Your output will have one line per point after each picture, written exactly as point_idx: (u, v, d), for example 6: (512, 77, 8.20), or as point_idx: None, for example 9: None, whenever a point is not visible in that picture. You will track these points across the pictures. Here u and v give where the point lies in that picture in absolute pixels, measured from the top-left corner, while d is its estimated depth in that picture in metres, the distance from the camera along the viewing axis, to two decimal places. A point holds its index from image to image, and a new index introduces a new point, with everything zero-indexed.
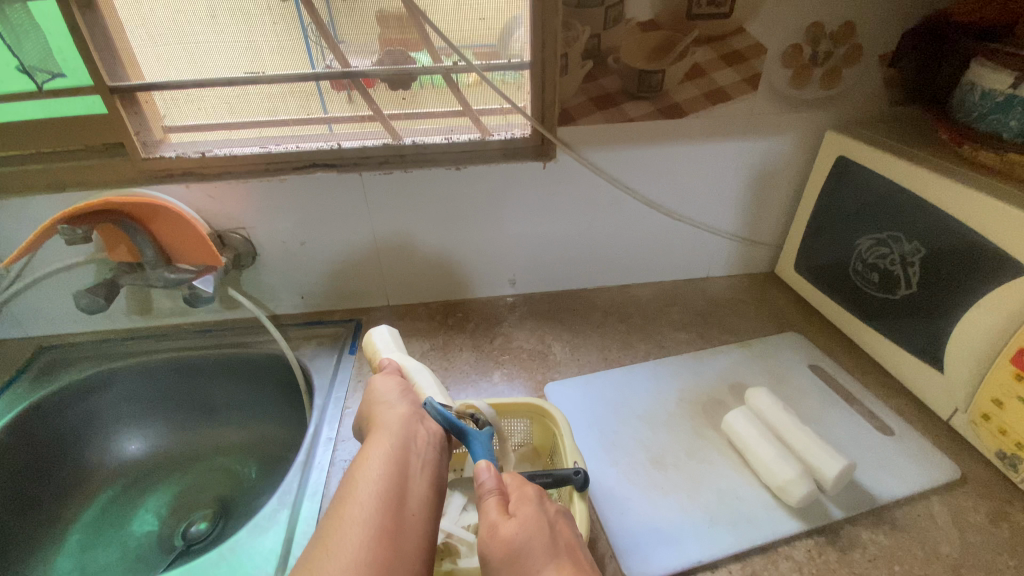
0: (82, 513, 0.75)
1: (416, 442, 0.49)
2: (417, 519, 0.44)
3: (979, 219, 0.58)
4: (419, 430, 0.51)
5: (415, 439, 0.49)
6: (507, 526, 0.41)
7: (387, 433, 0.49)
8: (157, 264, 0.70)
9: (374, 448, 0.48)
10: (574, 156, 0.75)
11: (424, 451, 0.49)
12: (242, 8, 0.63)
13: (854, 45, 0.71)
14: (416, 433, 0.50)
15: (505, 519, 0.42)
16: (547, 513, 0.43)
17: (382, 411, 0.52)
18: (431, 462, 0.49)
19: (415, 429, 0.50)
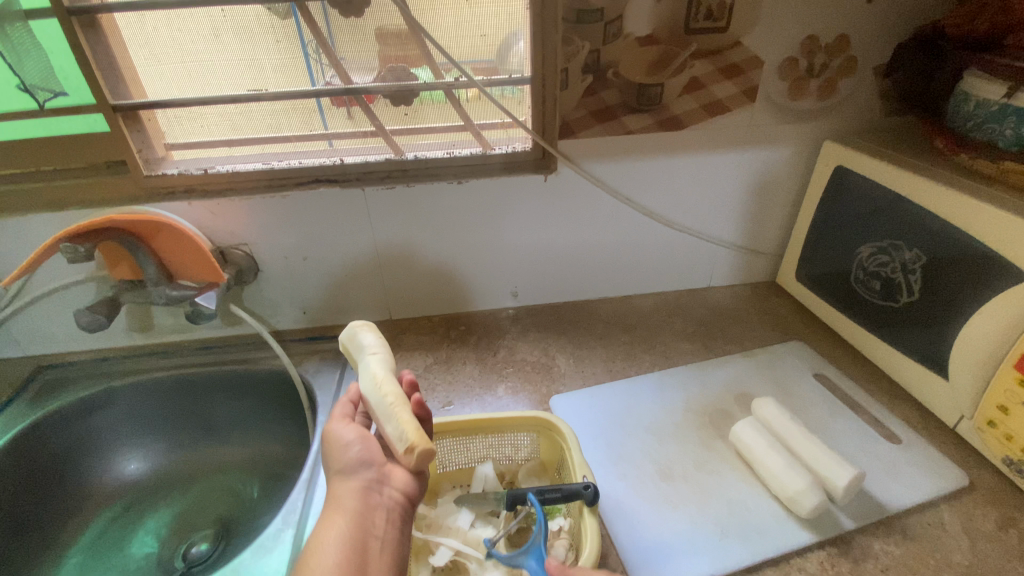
0: (80, 536, 0.74)
1: (376, 517, 0.48)
2: None
3: (978, 226, 0.59)
4: (379, 501, 0.49)
5: (374, 514, 0.48)
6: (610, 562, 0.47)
7: (344, 509, 0.48)
8: (159, 281, 0.69)
9: (333, 525, 0.46)
10: (575, 168, 0.76)
11: (384, 530, 0.48)
12: (245, 28, 0.63)
13: (847, 58, 0.73)
14: (375, 507, 0.49)
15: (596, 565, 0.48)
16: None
17: (339, 480, 0.50)
18: (392, 537, 0.48)
19: (374, 503, 0.49)
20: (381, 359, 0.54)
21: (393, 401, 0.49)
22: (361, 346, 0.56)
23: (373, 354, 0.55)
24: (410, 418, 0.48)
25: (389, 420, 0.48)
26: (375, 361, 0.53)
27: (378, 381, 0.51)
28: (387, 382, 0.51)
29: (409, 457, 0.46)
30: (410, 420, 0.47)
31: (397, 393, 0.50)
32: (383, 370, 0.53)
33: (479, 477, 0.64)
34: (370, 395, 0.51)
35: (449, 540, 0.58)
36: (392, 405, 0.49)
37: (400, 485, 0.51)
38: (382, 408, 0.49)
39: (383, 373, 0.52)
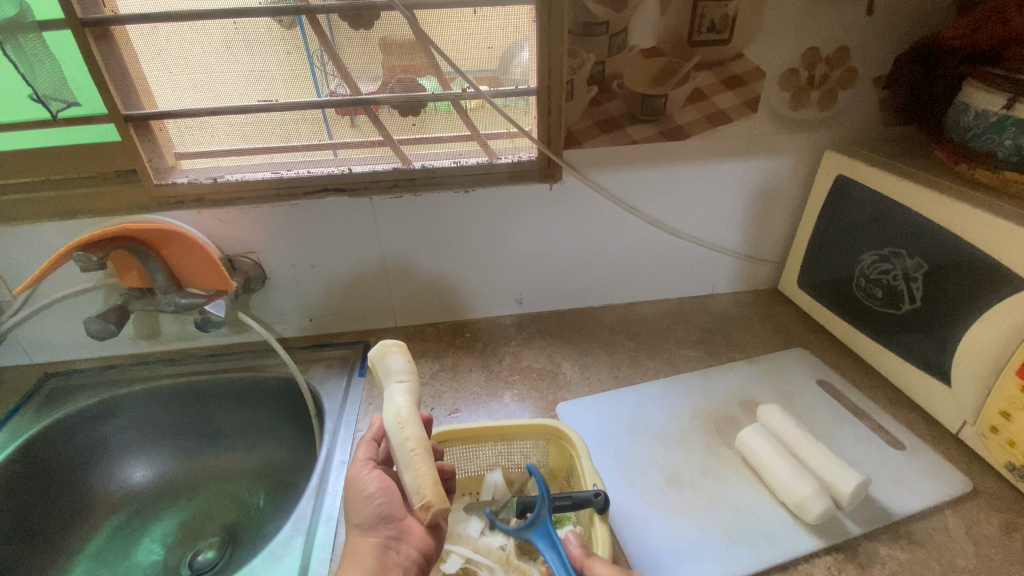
0: (87, 545, 0.74)
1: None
2: None
3: (979, 234, 0.60)
4: (396, 560, 0.50)
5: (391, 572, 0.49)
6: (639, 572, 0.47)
7: (360, 564, 0.49)
8: (169, 290, 0.70)
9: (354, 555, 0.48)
10: (580, 177, 0.77)
11: None
12: (257, 40, 0.64)
13: (847, 69, 0.74)
14: (392, 564, 0.50)
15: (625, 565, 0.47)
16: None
17: (358, 535, 0.52)
18: None
19: (391, 560, 0.50)
20: (405, 393, 0.53)
21: (414, 450, 0.49)
22: (388, 371, 0.55)
23: (400, 384, 0.54)
24: (430, 474, 0.47)
25: (407, 468, 0.48)
26: (399, 395, 0.53)
27: (401, 422, 0.51)
28: (410, 424, 0.50)
29: (425, 515, 0.47)
30: (429, 477, 0.47)
31: (418, 440, 0.50)
32: (408, 407, 0.52)
33: (488, 486, 0.64)
34: (392, 432, 0.51)
35: (460, 547, 0.59)
36: (413, 453, 0.48)
37: (417, 542, 0.52)
38: (401, 454, 0.49)
39: (407, 412, 0.51)
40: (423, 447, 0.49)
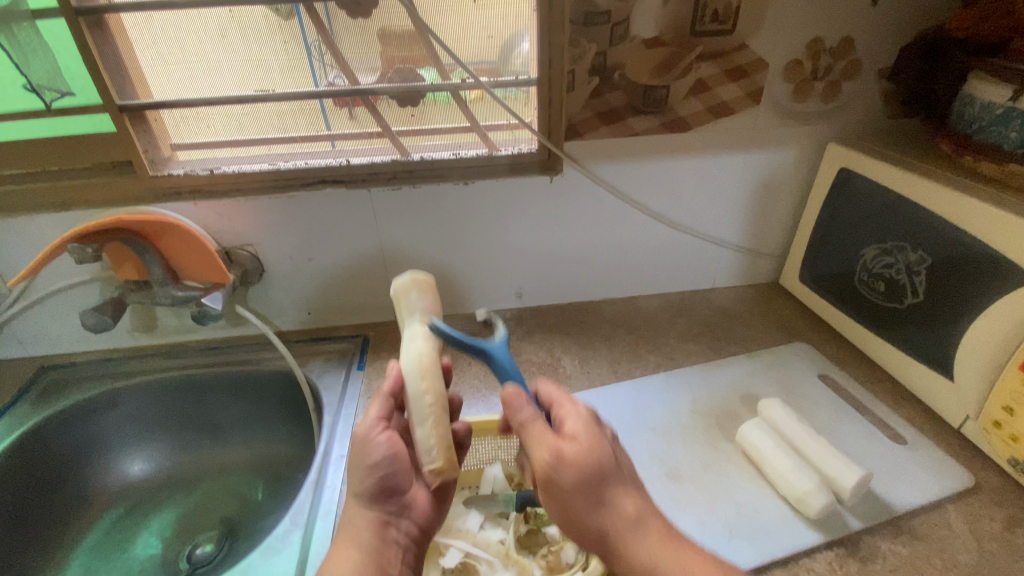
0: (84, 538, 0.74)
1: (389, 552, 0.51)
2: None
3: (984, 228, 0.59)
4: (395, 536, 0.52)
5: (388, 549, 0.51)
6: (572, 449, 0.45)
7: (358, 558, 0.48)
8: (165, 282, 0.70)
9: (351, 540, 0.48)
10: (581, 169, 0.76)
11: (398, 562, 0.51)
12: (254, 29, 0.63)
13: (851, 60, 0.73)
14: (391, 541, 0.51)
15: (565, 442, 0.46)
16: (603, 434, 0.48)
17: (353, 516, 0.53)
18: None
19: (391, 534, 0.51)
20: (427, 338, 0.51)
21: (433, 409, 0.48)
22: (411, 309, 0.54)
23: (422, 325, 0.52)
24: (444, 438, 0.48)
25: (421, 424, 0.49)
26: (421, 339, 0.51)
27: (421, 370, 0.49)
28: (430, 376, 0.49)
29: (434, 477, 0.49)
30: (442, 444, 0.48)
31: (437, 397, 0.49)
32: (429, 354, 0.50)
33: (487, 479, 0.64)
34: (410, 379, 0.49)
35: (459, 542, 0.58)
36: (430, 410, 0.48)
37: (417, 517, 0.54)
38: (418, 411, 0.49)
39: (428, 360, 0.50)
40: (441, 407, 0.49)
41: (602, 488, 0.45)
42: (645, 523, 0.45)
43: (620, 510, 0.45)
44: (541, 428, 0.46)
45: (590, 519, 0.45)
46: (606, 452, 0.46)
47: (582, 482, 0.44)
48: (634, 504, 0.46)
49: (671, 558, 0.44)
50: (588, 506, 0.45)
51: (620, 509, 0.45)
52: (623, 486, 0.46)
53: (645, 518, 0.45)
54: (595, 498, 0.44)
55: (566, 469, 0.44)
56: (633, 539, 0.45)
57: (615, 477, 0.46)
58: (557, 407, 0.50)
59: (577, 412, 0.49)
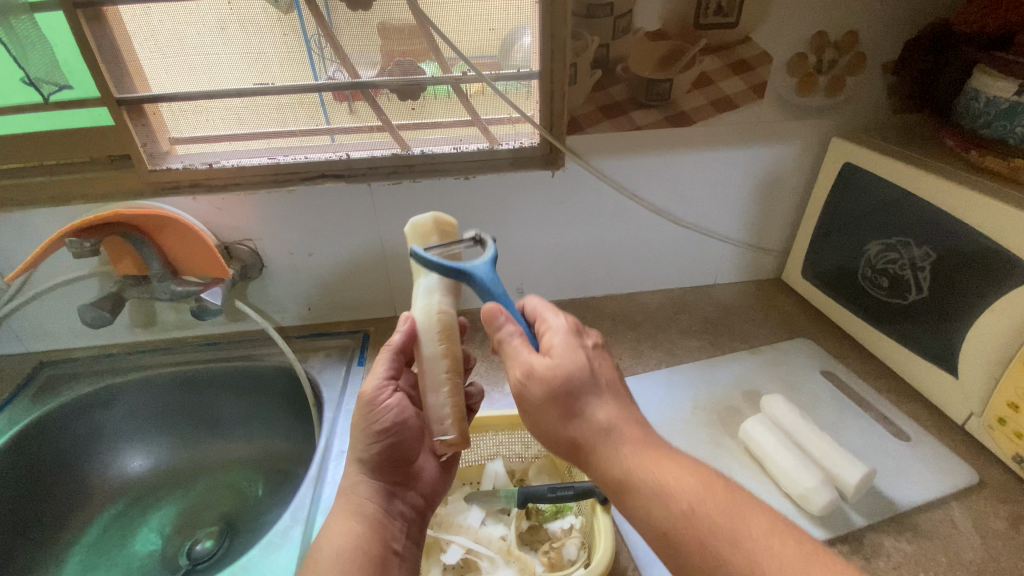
0: (82, 533, 0.73)
1: (395, 523, 0.52)
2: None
3: (990, 223, 0.58)
4: (400, 508, 0.53)
5: (393, 521, 0.52)
6: (544, 365, 0.44)
7: None
8: (164, 277, 0.69)
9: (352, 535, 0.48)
10: (582, 164, 0.75)
11: (403, 529, 0.52)
12: (252, 21, 0.62)
13: (856, 54, 0.72)
14: (395, 512, 0.52)
15: (539, 358, 0.45)
16: (583, 349, 0.47)
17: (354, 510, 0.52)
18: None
19: (395, 505, 0.53)
20: (444, 292, 0.49)
21: (448, 376, 0.49)
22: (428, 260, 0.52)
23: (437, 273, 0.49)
24: (458, 409, 0.49)
25: (434, 390, 0.49)
26: (438, 292, 0.49)
27: (439, 332, 0.49)
28: (447, 337, 0.49)
29: (445, 448, 0.50)
30: (455, 414, 0.49)
31: (453, 361, 0.49)
32: (448, 313, 0.49)
33: (488, 475, 0.64)
34: (427, 338, 0.49)
35: (460, 538, 0.58)
36: (445, 377, 0.49)
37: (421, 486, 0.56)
38: (433, 376, 0.49)
39: (445, 319, 0.49)
40: (456, 373, 0.50)
41: (573, 400, 0.43)
42: (623, 430, 0.43)
43: (595, 419, 0.43)
44: (521, 343, 0.46)
45: (566, 433, 0.44)
46: (579, 365, 0.45)
47: (551, 395, 0.43)
48: (610, 412, 0.43)
49: (651, 466, 0.41)
50: (561, 419, 0.44)
51: (593, 417, 0.43)
52: (599, 396, 0.44)
53: (623, 426, 0.43)
54: (566, 411, 0.43)
55: (536, 384, 0.44)
56: (611, 448, 0.42)
57: (589, 388, 0.44)
58: (542, 324, 0.50)
59: (558, 327, 0.48)
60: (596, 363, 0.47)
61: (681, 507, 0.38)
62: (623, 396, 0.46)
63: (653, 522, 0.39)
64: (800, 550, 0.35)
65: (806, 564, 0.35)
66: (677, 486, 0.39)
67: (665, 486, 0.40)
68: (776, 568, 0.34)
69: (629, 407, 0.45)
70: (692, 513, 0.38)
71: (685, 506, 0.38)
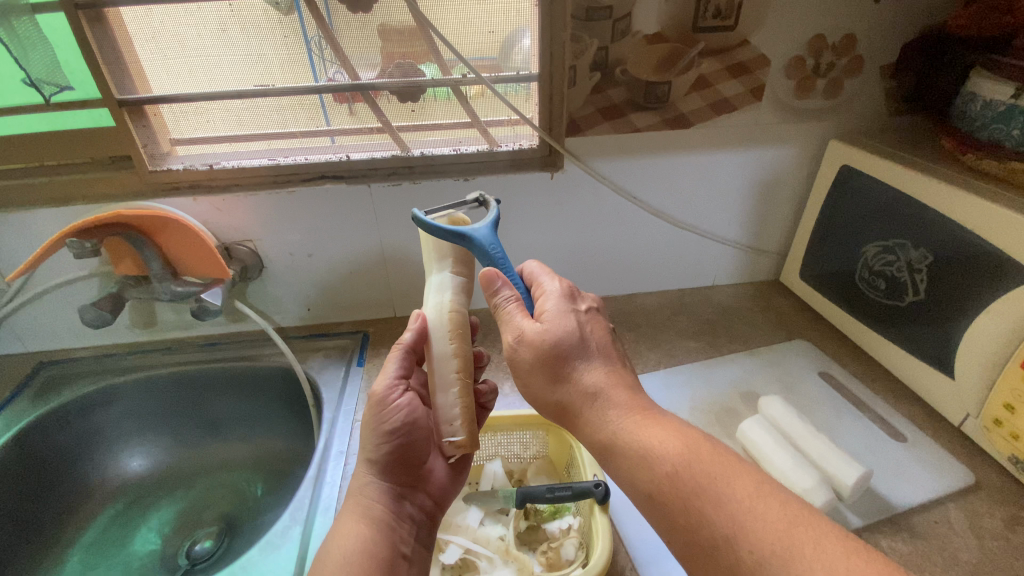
0: (82, 534, 0.73)
1: (403, 526, 0.52)
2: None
3: (985, 225, 0.59)
4: (408, 511, 0.53)
5: (401, 523, 0.52)
6: (534, 330, 0.46)
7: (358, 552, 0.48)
8: (164, 278, 0.69)
9: (352, 534, 0.48)
10: (582, 166, 0.76)
11: (410, 532, 0.52)
12: (253, 23, 0.63)
13: (853, 57, 0.73)
14: (404, 515, 0.52)
15: (530, 323, 0.47)
16: (577, 314, 0.49)
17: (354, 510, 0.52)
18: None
19: (404, 508, 0.53)
20: (455, 290, 0.50)
21: (457, 376, 0.49)
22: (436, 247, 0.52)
23: (449, 271, 0.50)
24: (467, 410, 0.50)
25: (443, 391, 0.49)
26: (449, 291, 0.50)
27: (449, 332, 0.49)
28: (458, 337, 0.50)
29: (453, 450, 0.51)
30: (464, 416, 0.50)
31: (463, 360, 0.50)
32: (457, 312, 0.50)
33: (487, 475, 0.64)
34: (437, 338, 0.50)
35: (459, 538, 0.59)
36: (455, 378, 0.49)
37: (432, 490, 0.56)
38: (443, 376, 0.50)
39: (456, 318, 0.50)
40: (466, 373, 0.50)
41: (561, 364, 0.46)
42: (611, 394, 0.45)
43: (583, 383, 0.45)
44: (515, 308, 0.48)
45: (556, 397, 0.47)
46: (570, 330, 0.47)
47: (541, 359, 0.46)
48: (599, 377, 0.46)
49: (637, 429, 0.43)
50: (551, 383, 0.46)
51: (582, 381, 0.45)
52: (589, 360, 0.46)
53: (611, 389, 0.45)
54: (556, 375, 0.46)
55: (526, 349, 0.46)
56: (598, 411, 0.44)
57: (579, 352, 0.46)
58: (538, 288, 0.51)
59: (552, 291, 0.50)
60: (589, 328, 0.48)
61: (664, 469, 0.40)
62: (614, 359, 0.48)
63: (638, 483, 0.41)
64: (781, 509, 0.36)
65: (787, 524, 0.35)
66: (663, 448, 0.41)
67: (650, 448, 0.41)
68: (755, 527, 0.35)
69: (621, 372, 0.47)
70: (676, 474, 0.39)
71: (669, 467, 0.39)
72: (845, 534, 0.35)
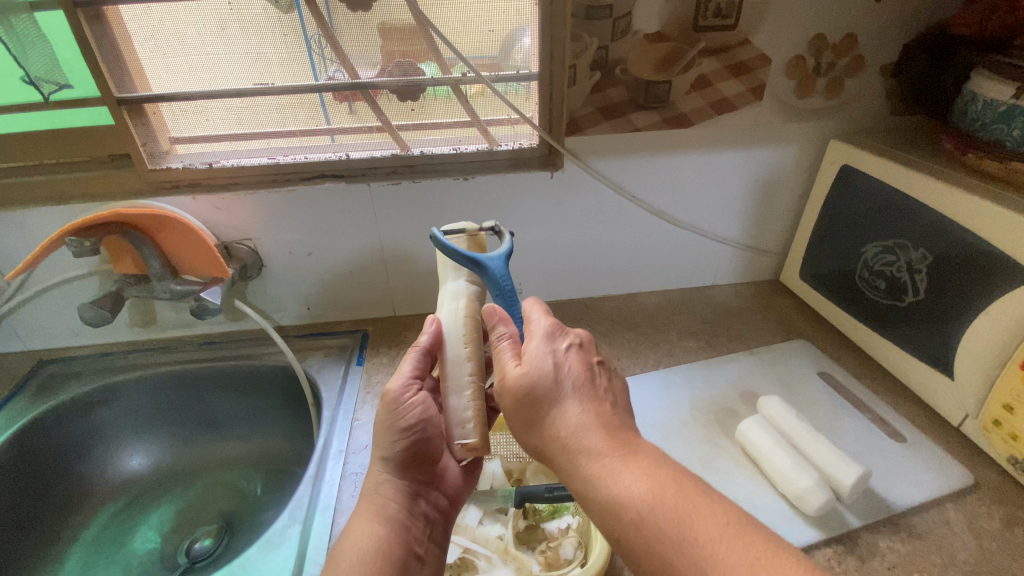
0: (82, 532, 0.73)
1: (416, 525, 0.52)
2: None
3: (986, 226, 0.58)
4: (422, 510, 0.53)
5: (415, 522, 0.52)
6: (513, 374, 0.46)
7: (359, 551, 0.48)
8: (163, 276, 0.70)
9: (364, 535, 0.48)
10: (581, 165, 0.76)
11: (423, 532, 0.52)
12: (252, 21, 0.63)
13: (855, 56, 0.73)
14: (417, 514, 0.52)
15: (513, 365, 0.47)
16: (556, 352, 0.47)
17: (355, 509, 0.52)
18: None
19: (418, 507, 0.53)
20: (469, 297, 0.53)
21: (471, 379, 0.50)
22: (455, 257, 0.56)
23: (464, 279, 0.54)
24: (479, 413, 0.50)
25: (457, 393, 0.50)
26: (463, 297, 0.53)
27: (463, 335, 0.51)
28: (471, 340, 0.52)
29: (465, 454, 0.49)
30: (477, 418, 0.50)
31: (477, 363, 0.51)
32: (471, 315, 0.52)
33: (486, 475, 0.64)
34: (451, 340, 0.52)
35: (458, 538, 0.59)
36: (468, 380, 0.50)
37: (446, 490, 0.56)
38: (456, 378, 0.50)
39: (470, 322, 0.52)
40: (480, 376, 0.51)
41: (537, 407, 0.44)
42: (583, 439, 0.42)
43: (557, 427, 0.44)
44: (507, 346, 0.48)
45: (536, 441, 0.46)
46: (546, 372, 0.45)
47: (517, 404, 0.45)
48: (573, 419, 0.43)
49: (608, 475, 0.40)
50: (528, 427, 0.46)
51: (556, 425, 0.44)
52: (565, 403, 0.44)
53: (585, 433, 0.42)
54: (531, 420, 0.45)
55: (506, 393, 0.46)
56: (570, 457, 0.42)
57: (554, 396, 0.44)
58: (526, 324, 0.50)
59: (536, 330, 0.48)
60: (568, 367, 0.46)
61: (631, 514, 0.38)
62: (597, 396, 0.45)
63: (607, 526, 0.40)
64: (745, 553, 0.34)
65: (750, 568, 0.33)
66: (631, 493, 0.39)
67: (617, 495, 0.39)
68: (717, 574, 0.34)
69: (602, 412, 0.44)
70: (641, 519, 0.37)
71: (635, 513, 0.38)
72: (815, 569, 0.33)
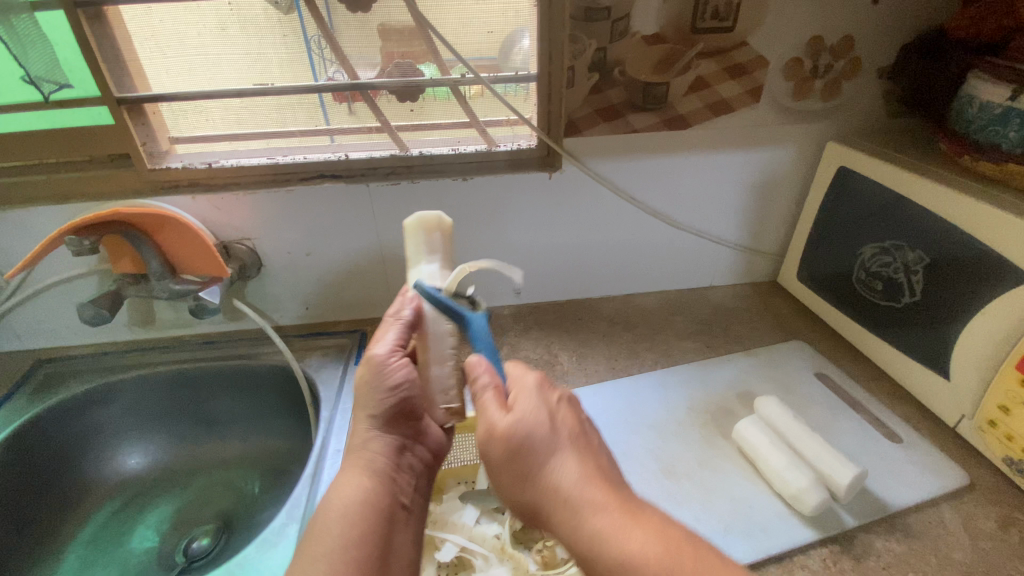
0: (80, 531, 0.74)
1: (403, 476, 0.53)
2: (396, 533, 0.49)
3: (982, 228, 0.59)
4: (408, 463, 0.54)
5: (400, 475, 0.53)
6: (504, 423, 0.44)
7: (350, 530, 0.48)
8: (163, 276, 0.69)
9: (350, 486, 0.49)
10: (579, 166, 0.76)
11: (409, 484, 0.53)
12: (253, 22, 0.63)
13: (852, 59, 0.73)
14: (403, 465, 0.53)
15: (502, 416, 0.45)
16: (549, 404, 0.47)
17: None
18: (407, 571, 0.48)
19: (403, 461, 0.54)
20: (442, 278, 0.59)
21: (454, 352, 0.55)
22: (431, 249, 0.60)
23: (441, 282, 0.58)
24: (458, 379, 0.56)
25: (440, 363, 0.55)
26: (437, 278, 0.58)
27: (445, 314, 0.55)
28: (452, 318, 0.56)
29: (450, 417, 0.57)
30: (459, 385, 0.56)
31: (457, 336, 0.56)
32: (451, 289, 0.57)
33: (483, 473, 0.65)
34: (435, 319, 0.55)
35: (455, 536, 0.59)
36: (451, 350, 0.55)
37: (430, 444, 0.57)
38: (440, 350, 0.55)
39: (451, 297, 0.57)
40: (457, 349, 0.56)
41: (531, 458, 0.43)
42: (585, 492, 0.41)
43: (554, 481, 0.42)
44: (490, 398, 0.47)
45: (528, 496, 0.43)
46: (540, 423, 0.44)
47: (510, 456, 0.43)
48: (572, 473, 0.42)
49: (616, 533, 0.38)
50: (519, 481, 0.44)
51: (552, 480, 0.42)
52: (562, 456, 0.43)
53: (585, 486, 0.41)
54: (524, 472, 0.43)
55: (496, 444, 0.44)
56: (571, 513, 0.41)
57: (549, 447, 0.43)
58: (511, 379, 0.49)
59: (525, 386, 0.48)
60: (560, 418, 0.46)
61: None
62: (590, 451, 0.45)
63: None
64: None
65: None
66: (643, 555, 0.37)
67: (629, 555, 0.37)
68: None
69: (598, 466, 0.43)
70: None
71: None
72: None
